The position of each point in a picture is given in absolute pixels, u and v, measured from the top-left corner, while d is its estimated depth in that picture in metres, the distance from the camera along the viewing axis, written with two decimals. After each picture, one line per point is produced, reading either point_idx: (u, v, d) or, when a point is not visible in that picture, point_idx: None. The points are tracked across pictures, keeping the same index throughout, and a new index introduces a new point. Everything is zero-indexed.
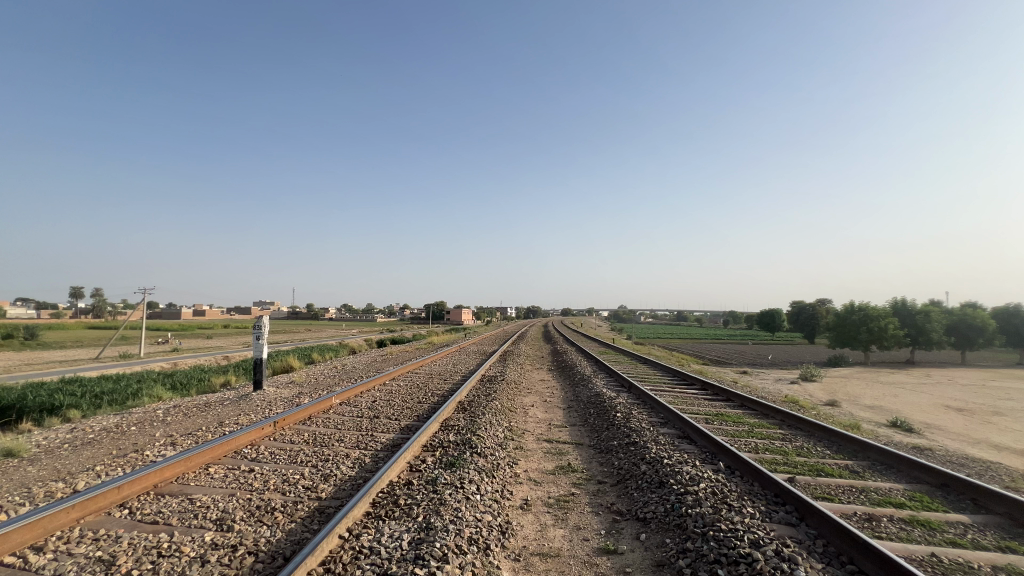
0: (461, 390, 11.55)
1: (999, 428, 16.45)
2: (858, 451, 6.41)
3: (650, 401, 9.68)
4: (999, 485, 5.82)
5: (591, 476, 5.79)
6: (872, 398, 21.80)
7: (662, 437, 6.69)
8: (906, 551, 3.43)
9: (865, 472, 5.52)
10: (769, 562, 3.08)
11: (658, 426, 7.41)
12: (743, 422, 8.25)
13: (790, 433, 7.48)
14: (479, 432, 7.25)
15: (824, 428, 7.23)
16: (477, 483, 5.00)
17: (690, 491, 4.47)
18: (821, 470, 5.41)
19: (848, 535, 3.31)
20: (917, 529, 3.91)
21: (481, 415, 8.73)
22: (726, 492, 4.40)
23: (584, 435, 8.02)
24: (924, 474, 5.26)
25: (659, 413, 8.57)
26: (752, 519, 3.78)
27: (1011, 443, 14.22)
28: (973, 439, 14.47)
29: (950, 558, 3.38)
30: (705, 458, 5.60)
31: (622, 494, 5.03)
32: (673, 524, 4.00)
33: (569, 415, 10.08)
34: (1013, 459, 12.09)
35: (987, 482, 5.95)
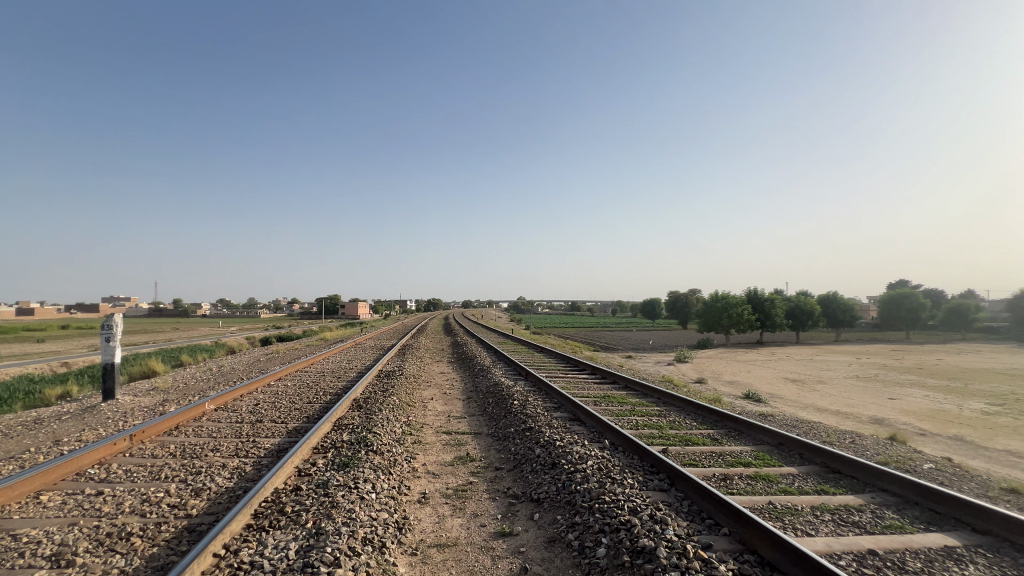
0: (356, 388, 11.08)
1: (822, 394, 20.11)
2: (718, 420, 7.39)
3: (545, 387, 10.15)
4: (819, 441, 7.16)
5: (489, 463, 5.94)
6: (731, 375, 25.30)
7: (555, 421, 7.08)
8: (750, 503, 4.04)
9: (722, 438, 6.38)
10: (644, 526, 3.42)
11: (552, 411, 7.82)
12: (627, 402, 9.04)
13: (664, 409, 8.36)
14: (375, 429, 7.02)
15: (692, 403, 8.21)
16: (373, 481, 4.85)
17: (580, 469, 4.80)
18: (688, 440, 6.15)
19: (707, 495, 3.80)
20: (759, 482, 4.64)
21: (377, 411, 8.46)
22: (610, 467, 4.80)
23: (482, 425, 8.17)
24: (766, 435, 6.24)
25: (552, 399, 9.03)
26: (631, 489, 4.18)
27: (831, 406, 17.40)
28: (804, 404, 17.54)
29: (782, 504, 4.06)
30: (593, 437, 6.04)
31: (518, 478, 5.24)
32: (564, 502, 4.27)
33: (468, 405, 10.21)
34: (830, 419, 14.90)
35: (811, 439, 7.28)
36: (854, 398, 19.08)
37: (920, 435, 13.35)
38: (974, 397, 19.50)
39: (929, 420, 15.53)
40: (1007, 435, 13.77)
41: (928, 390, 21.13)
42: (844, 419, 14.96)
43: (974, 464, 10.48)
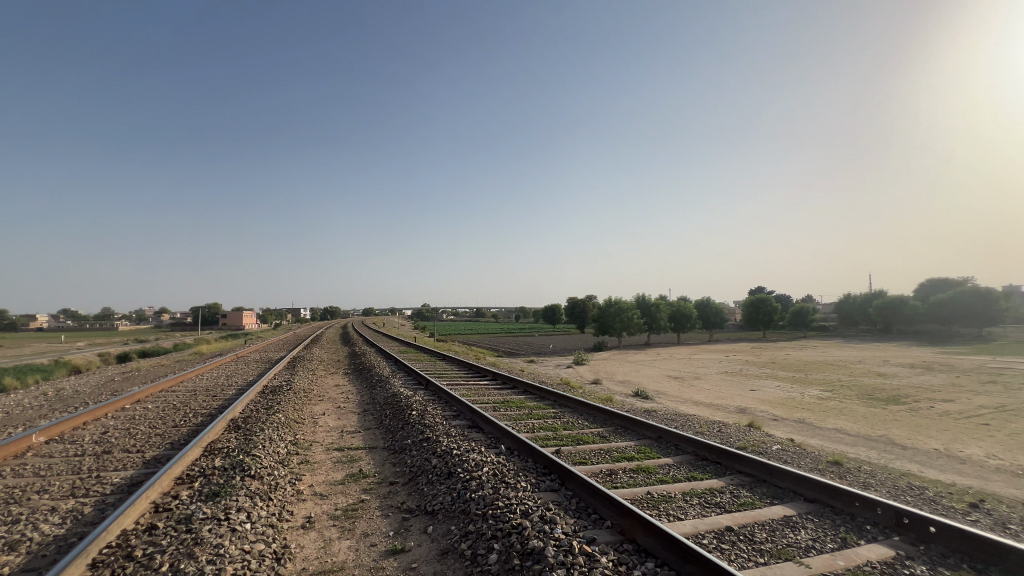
0: (235, 406, 9.99)
1: (698, 389, 22.47)
2: (606, 419, 7.87)
3: (445, 396, 10.03)
4: (693, 432, 8.01)
5: (383, 479, 5.69)
6: (623, 375, 27.19)
7: (453, 429, 7.02)
8: (631, 495, 4.37)
9: (610, 435, 6.81)
10: (534, 528, 3.51)
11: (450, 419, 7.74)
12: (524, 406, 9.27)
13: (559, 411, 8.73)
14: (254, 451, 6.37)
15: (584, 404, 8.67)
16: (248, 510, 4.38)
17: (475, 477, 4.79)
18: (579, 439, 6.46)
19: (593, 491, 4.01)
20: (640, 475, 5.02)
21: (258, 431, 7.69)
22: (505, 472, 4.85)
23: (378, 439, 7.81)
24: (647, 429, 6.79)
25: (452, 407, 8.95)
26: (525, 492, 4.27)
27: (706, 399, 19.54)
28: (684, 399, 19.44)
29: (658, 493, 4.44)
30: (489, 444, 6.08)
31: (412, 492, 5.10)
32: (458, 511, 4.23)
33: (364, 419, 9.71)
34: (705, 411, 16.68)
35: (687, 431, 8.11)
36: (724, 391, 21.64)
37: (774, 421, 15.55)
38: (812, 385, 23.21)
39: (780, 407, 18.08)
40: (836, 416, 16.59)
41: (779, 381, 24.67)
42: (716, 411, 16.84)
43: (812, 442, 12.48)
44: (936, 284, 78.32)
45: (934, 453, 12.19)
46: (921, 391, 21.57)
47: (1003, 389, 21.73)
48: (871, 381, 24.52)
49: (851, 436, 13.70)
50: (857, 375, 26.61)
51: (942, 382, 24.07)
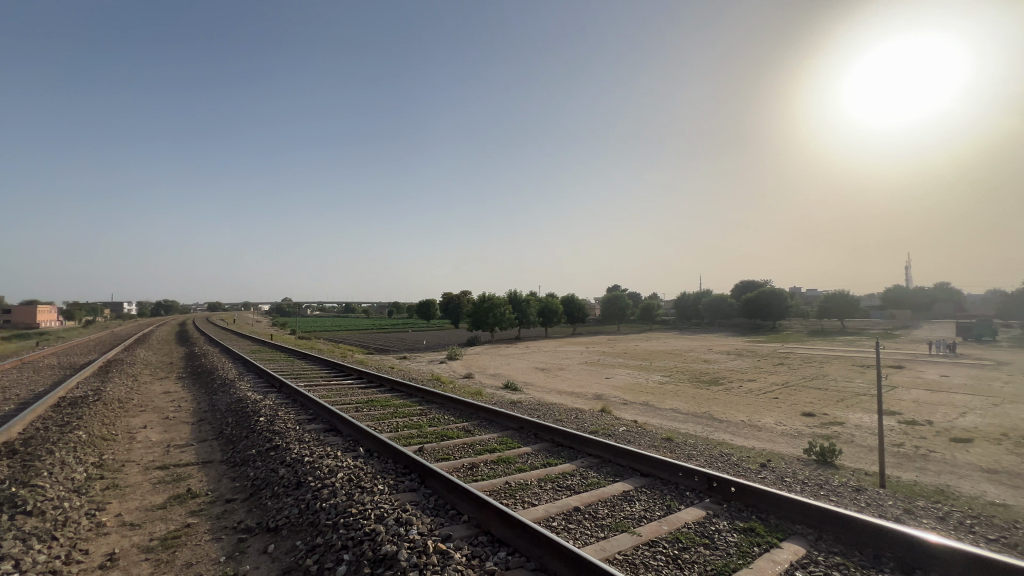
0: (11, 425, 7.87)
1: (562, 378, 24.16)
2: (472, 412, 7.97)
3: (300, 398, 9.18)
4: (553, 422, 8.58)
5: (217, 497, 4.98)
6: (494, 368, 27.97)
7: (307, 434, 6.45)
8: (490, 486, 4.48)
9: (474, 429, 6.90)
10: (389, 532, 3.38)
11: (304, 424, 7.10)
12: (389, 404, 8.93)
13: (425, 408, 8.59)
14: (34, 480, 5.07)
15: (450, 399, 8.67)
16: (18, 557, 3.45)
17: (327, 484, 4.44)
18: (443, 435, 6.43)
19: (452, 487, 3.99)
20: (500, 465, 5.18)
21: (44, 455, 6.16)
22: (361, 476, 4.59)
23: (215, 451, 6.83)
24: (509, 420, 7.04)
25: (308, 410, 8.23)
26: (381, 495, 4.08)
27: (568, 388, 21.08)
28: (549, 389, 20.73)
29: (516, 482, 4.62)
30: (347, 447, 5.71)
31: (253, 509, 4.54)
32: (306, 524, 3.88)
33: (198, 430, 8.41)
34: (568, 399, 17.98)
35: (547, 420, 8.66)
36: (583, 380, 23.58)
37: (624, 404, 17.41)
38: (655, 371, 26.53)
39: (630, 392, 20.32)
40: (672, 397, 19.23)
41: (629, 369, 27.73)
42: (576, 399, 18.27)
43: (653, 422, 14.26)
44: (746, 285, 95.19)
45: (741, 424, 14.83)
46: (733, 373, 26.03)
47: (787, 369, 27.32)
48: (698, 366, 28.87)
49: (683, 414, 15.96)
50: (688, 361, 31.17)
51: (747, 365, 29.48)
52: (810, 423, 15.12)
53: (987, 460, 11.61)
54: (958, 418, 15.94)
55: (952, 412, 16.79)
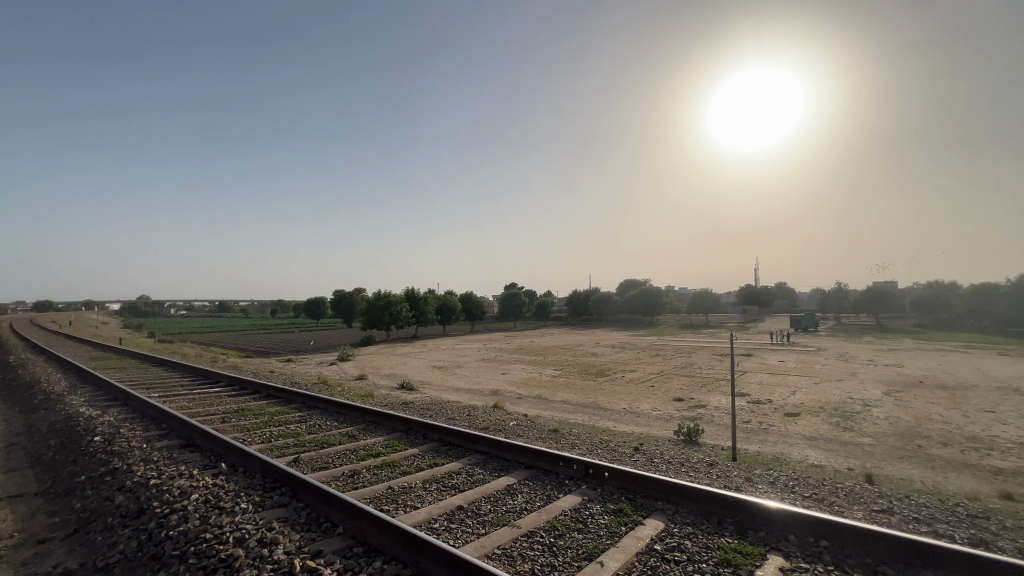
0: None
1: (459, 376, 24.12)
2: (357, 416, 7.57)
3: (151, 411, 7.95)
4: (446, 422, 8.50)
5: (27, 539, 4.09)
6: (389, 368, 26.99)
7: (155, 452, 5.60)
8: (370, 493, 4.29)
9: (359, 433, 6.56)
10: (250, 554, 3.05)
11: (154, 441, 6.15)
12: (264, 412, 8.13)
13: (305, 414, 7.97)
14: None
15: (334, 404, 8.15)
16: None
17: (177, 509, 3.88)
18: (324, 442, 6.02)
19: (326, 497, 3.73)
20: (384, 470, 4.98)
21: None
22: (220, 495, 4.09)
23: (27, 483, 5.62)
24: (397, 422, 6.81)
25: (160, 424, 7.16)
26: (243, 515, 3.67)
27: (465, 385, 21.10)
28: (446, 387, 20.54)
29: (400, 486, 4.48)
30: (206, 464, 5.06)
31: (78, 548, 3.81)
32: (146, 557, 3.36)
33: (6, 458, 6.86)
34: (465, 397, 17.99)
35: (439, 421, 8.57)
36: (480, 376, 23.77)
37: (518, 399, 17.89)
38: (548, 366, 27.70)
39: (524, 387, 20.93)
40: (563, 390, 20.23)
41: (524, 364, 28.60)
42: (473, 396, 18.36)
43: (544, 414, 14.85)
44: (629, 283, 103.69)
45: (623, 411, 16.10)
46: (618, 365, 28.16)
47: (662, 360, 30.30)
48: (587, 360, 30.76)
49: (572, 405, 16.87)
50: (578, 356, 33.04)
51: (629, 357, 32.12)
52: (680, 408, 16.92)
53: (810, 430, 14.00)
54: (791, 397, 19.01)
55: (787, 392, 19.98)
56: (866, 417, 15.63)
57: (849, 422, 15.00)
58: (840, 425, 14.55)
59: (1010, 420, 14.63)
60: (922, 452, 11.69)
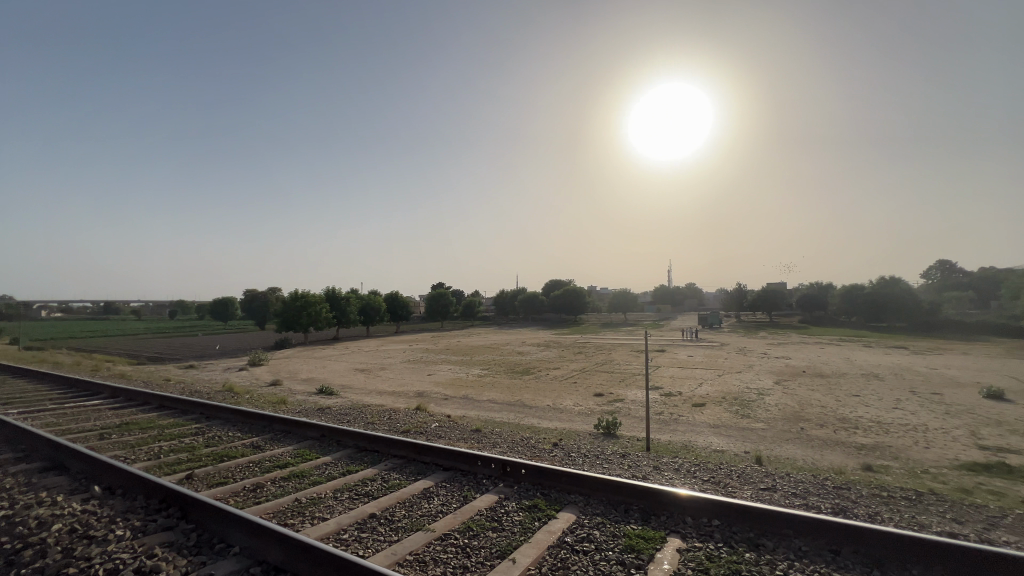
0: None
1: (383, 378, 23.34)
2: (264, 425, 7.05)
3: (7, 430, 6.82)
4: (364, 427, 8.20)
5: None
6: (306, 373, 25.45)
7: (9, 478, 4.80)
8: (274, 507, 4.01)
9: (265, 444, 6.11)
10: None
11: (7, 466, 5.27)
12: (153, 426, 7.30)
13: (203, 425, 7.27)
14: None
15: (238, 413, 7.52)
16: None
17: (32, 542, 3.36)
18: (223, 455, 5.53)
19: (221, 515, 3.42)
20: (291, 481, 4.68)
21: None
22: (91, 523, 3.61)
23: None
24: (309, 430, 6.44)
25: (18, 446, 6.17)
26: (118, 543, 3.26)
27: (388, 388, 20.45)
28: (368, 390, 19.79)
29: (307, 497, 4.23)
30: (75, 489, 4.44)
31: None
32: None
33: None
34: (389, 400, 17.44)
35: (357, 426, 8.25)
36: (405, 378, 23.18)
37: (444, 400, 17.69)
38: (475, 366, 27.66)
39: (450, 387, 20.74)
40: (490, 389, 20.32)
41: (451, 364, 28.33)
42: (397, 398, 17.86)
43: (470, 414, 14.81)
44: (554, 283, 106.60)
45: (547, 408, 16.50)
46: (542, 363, 28.82)
47: (585, 357, 31.50)
48: (513, 359, 31.16)
49: (498, 404, 16.99)
50: (505, 355, 33.37)
51: (554, 355, 33.00)
52: (600, 402, 17.68)
53: (714, 419, 15.27)
54: (698, 388, 20.62)
55: (695, 384, 21.63)
56: (760, 404, 17.36)
57: (747, 409, 16.56)
58: (739, 413, 16.02)
59: (872, 402, 16.98)
60: (805, 433, 13.20)
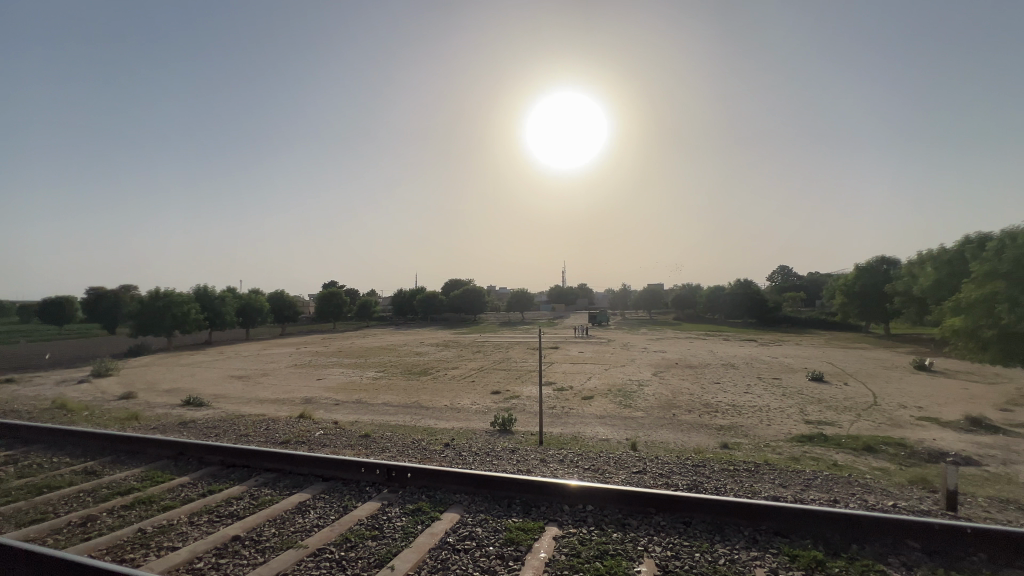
0: None
1: (264, 385, 21.29)
2: (103, 446, 6.01)
3: None
4: (236, 442, 7.40)
5: None
6: (169, 382, 22.26)
7: None
8: (110, 541, 3.44)
9: (103, 469, 5.21)
10: None
11: None
12: None
13: (17, 452, 5.98)
14: None
15: (67, 435, 6.30)
16: None
17: None
18: (44, 486, 4.61)
19: (31, 559, 2.85)
20: (135, 509, 4.05)
21: None
22: None
23: None
24: (162, 449, 5.62)
25: None
26: None
27: (270, 395, 18.70)
28: (246, 399, 17.91)
29: (155, 526, 3.70)
30: None
31: None
32: None
33: None
34: (270, 408, 15.95)
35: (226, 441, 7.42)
36: (289, 384, 21.39)
37: (333, 405, 16.66)
38: (369, 368, 26.46)
39: (342, 391, 19.60)
40: (385, 392, 19.59)
41: (343, 367, 26.78)
42: (280, 406, 16.42)
43: (361, 419, 14.12)
44: (454, 283, 106.24)
45: (445, 408, 16.35)
46: (440, 363, 28.55)
47: (483, 355, 31.85)
48: (410, 359, 30.39)
49: (393, 406, 16.45)
50: (401, 355, 32.43)
51: (452, 354, 32.86)
52: (497, 400, 17.98)
53: (600, 410, 16.39)
54: (588, 382, 21.96)
55: (584, 378, 23.00)
56: (640, 394, 19.02)
57: (629, 400, 18.03)
58: (622, 403, 17.38)
59: (729, 388, 19.55)
60: (676, 418, 14.74)
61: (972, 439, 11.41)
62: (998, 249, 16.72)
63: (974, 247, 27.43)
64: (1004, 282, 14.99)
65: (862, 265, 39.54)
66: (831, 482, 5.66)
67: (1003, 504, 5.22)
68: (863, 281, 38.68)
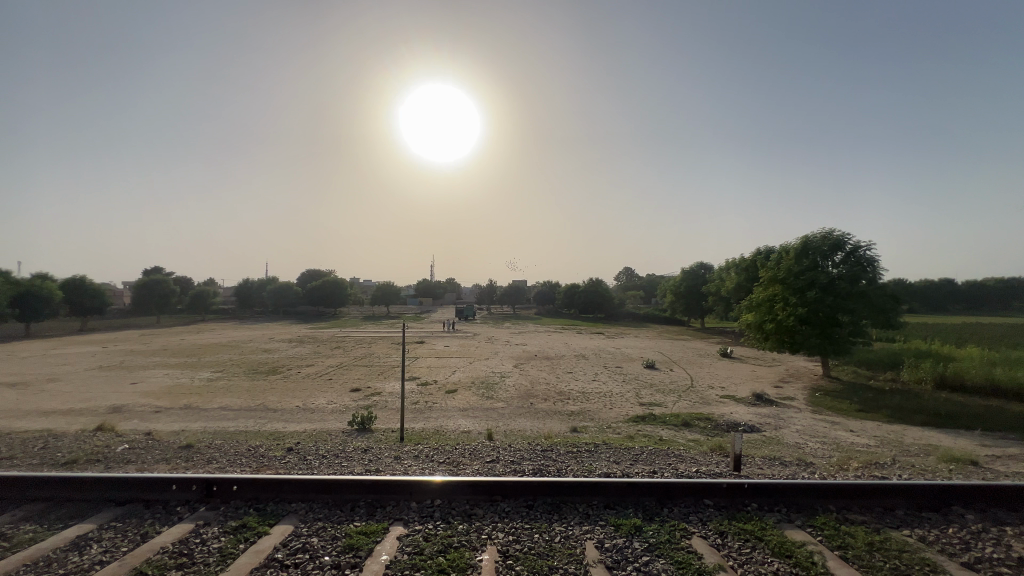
0: None
1: (49, 393, 16.98)
2: None
3: None
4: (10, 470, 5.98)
5: None
6: None
7: None
8: None
9: None
10: None
11: None
12: None
13: None
14: None
15: None
16: None
17: None
18: None
19: None
20: None
21: None
22: None
23: None
24: None
25: None
26: None
27: (58, 405, 14.97)
28: (22, 410, 14.12)
29: None
30: None
31: None
32: None
33: None
34: (60, 421, 12.79)
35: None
36: (88, 390, 17.41)
37: (151, 413, 14.01)
38: (201, 368, 22.87)
39: (165, 396, 16.63)
40: (222, 394, 17.15)
41: (166, 368, 22.72)
42: (75, 417, 13.29)
43: (188, 427, 12.11)
44: (311, 274, 97.85)
45: (296, 409, 14.93)
46: (292, 360, 25.99)
47: (342, 351, 29.92)
48: (256, 357, 27.11)
49: (231, 411, 14.47)
50: (245, 353, 28.78)
51: (306, 351, 30.19)
52: (356, 398, 17.01)
53: (463, 402, 16.58)
54: (453, 376, 22.03)
55: (449, 372, 23.02)
56: (501, 385, 19.76)
57: (491, 391, 18.55)
58: (485, 395, 17.80)
59: (580, 377, 21.38)
60: (533, 407, 15.60)
61: (757, 411, 14.23)
62: (777, 259, 21.04)
63: (763, 257, 34.11)
64: (781, 287, 18.89)
65: (687, 269, 46.42)
66: (653, 456, 6.50)
67: (773, 460, 6.56)
68: (687, 283, 45.43)
